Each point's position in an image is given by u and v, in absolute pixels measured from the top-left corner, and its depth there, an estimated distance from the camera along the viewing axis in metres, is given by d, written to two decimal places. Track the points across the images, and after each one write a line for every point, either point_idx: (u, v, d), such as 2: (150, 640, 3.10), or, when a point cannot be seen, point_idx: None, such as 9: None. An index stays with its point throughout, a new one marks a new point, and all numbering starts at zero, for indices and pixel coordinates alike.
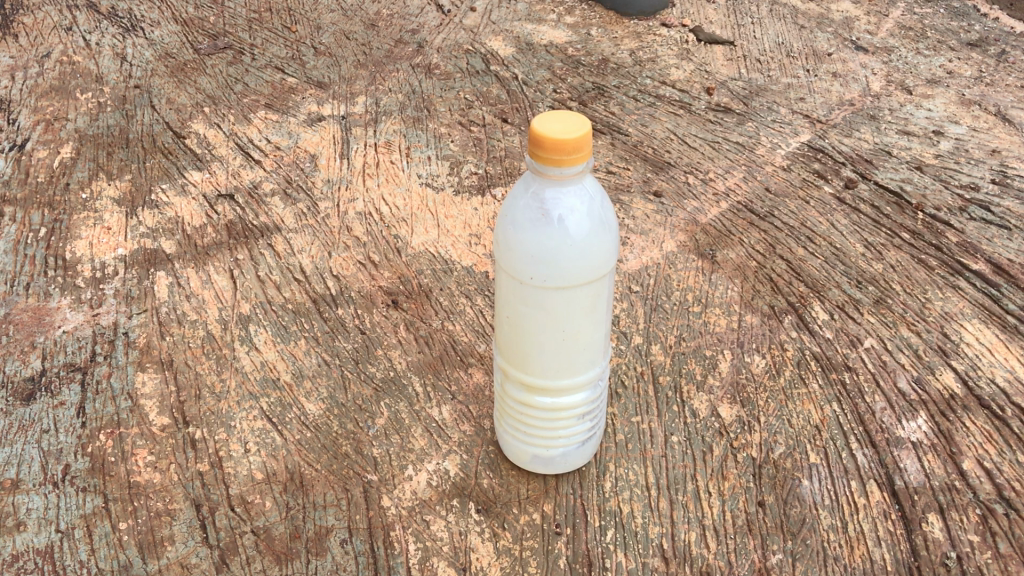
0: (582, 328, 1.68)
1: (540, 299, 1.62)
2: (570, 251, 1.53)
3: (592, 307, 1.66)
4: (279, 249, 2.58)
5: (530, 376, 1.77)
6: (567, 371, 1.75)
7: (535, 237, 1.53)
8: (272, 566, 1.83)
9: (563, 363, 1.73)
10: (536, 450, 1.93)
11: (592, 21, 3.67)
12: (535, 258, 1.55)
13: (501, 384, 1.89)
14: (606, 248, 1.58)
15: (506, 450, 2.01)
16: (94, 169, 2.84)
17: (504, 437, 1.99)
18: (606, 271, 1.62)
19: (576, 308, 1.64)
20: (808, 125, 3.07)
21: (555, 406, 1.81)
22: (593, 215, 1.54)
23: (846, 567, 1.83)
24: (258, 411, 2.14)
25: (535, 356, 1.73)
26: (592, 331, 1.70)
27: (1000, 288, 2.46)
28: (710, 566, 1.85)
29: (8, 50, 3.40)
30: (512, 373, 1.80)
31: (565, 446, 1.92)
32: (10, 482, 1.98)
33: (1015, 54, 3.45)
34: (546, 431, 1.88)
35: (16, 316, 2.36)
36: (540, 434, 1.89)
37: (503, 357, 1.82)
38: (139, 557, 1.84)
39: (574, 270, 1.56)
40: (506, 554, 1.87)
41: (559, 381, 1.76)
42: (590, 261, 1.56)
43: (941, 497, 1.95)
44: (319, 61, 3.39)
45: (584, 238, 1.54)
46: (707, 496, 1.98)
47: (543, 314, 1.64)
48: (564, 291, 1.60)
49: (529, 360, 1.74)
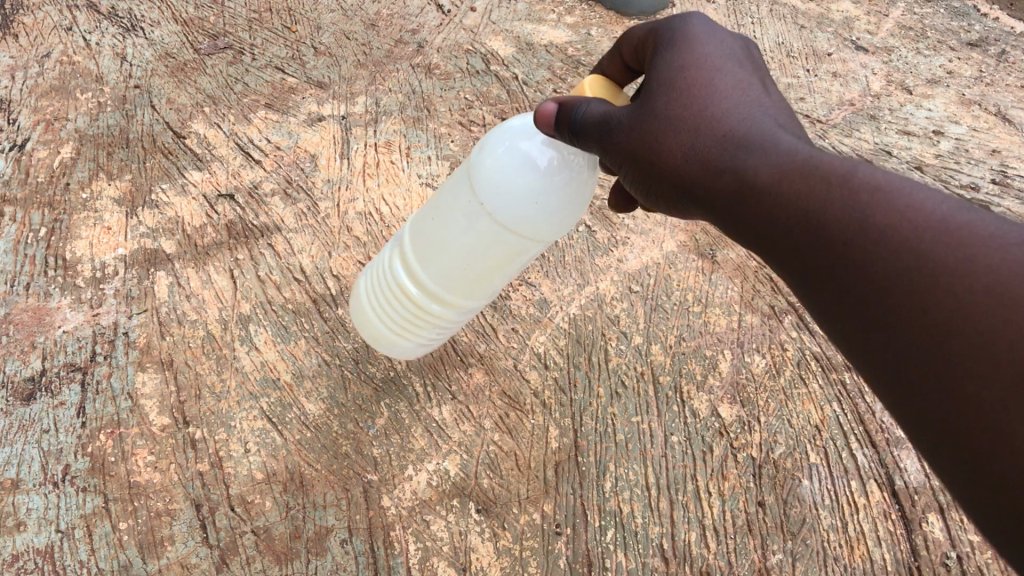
0: (486, 266, 1.80)
1: (474, 214, 1.74)
2: (529, 201, 1.65)
3: (509, 257, 1.79)
4: (280, 249, 2.57)
5: (420, 265, 1.86)
6: (449, 286, 1.85)
7: (511, 161, 1.65)
8: (272, 566, 1.86)
9: (447, 278, 1.83)
10: (381, 318, 2.01)
11: (592, 21, 3.66)
12: (494, 175, 1.66)
13: (393, 257, 1.98)
14: (557, 222, 1.71)
15: (362, 292, 2.08)
16: (94, 169, 2.84)
17: (365, 289, 2.07)
18: (541, 240, 1.76)
19: (496, 248, 1.77)
20: (808, 125, 3.06)
21: (418, 303, 1.90)
22: (566, 183, 1.66)
23: (846, 567, 1.88)
24: (258, 411, 2.14)
25: (433, 255, 1.82)
26: (492, 272, 1.82)
27: None
28: (710, 565, 1.90)
29: (8, 49, 3.39)
30: (408, 252, 1.89)
31: (397, 343, 2.02)
32: (10, 482, 1.98)
33: (1015, 55, 3.46)
34: (401, 322, 1.97)
35: (16, 316, 2.35)
36: (399, 325, 1.98)
37: (416, 238, 1.88)
38: (139, 557, 1.86)
39: (510, 212, 1.67)
40: (506, 554, 1.90)
41: (436, 289, 1.86)
42: (538, 222, 1.69)
43: (941, 496, 2.00)
44: (319, 61, 3.38)
45: (546, 200, 1.66)
46: (707, 496, 2.01)
47: (471, 231, 1.76)
48: (489, 223, 1.72)
49: (430, 255, 1.83)
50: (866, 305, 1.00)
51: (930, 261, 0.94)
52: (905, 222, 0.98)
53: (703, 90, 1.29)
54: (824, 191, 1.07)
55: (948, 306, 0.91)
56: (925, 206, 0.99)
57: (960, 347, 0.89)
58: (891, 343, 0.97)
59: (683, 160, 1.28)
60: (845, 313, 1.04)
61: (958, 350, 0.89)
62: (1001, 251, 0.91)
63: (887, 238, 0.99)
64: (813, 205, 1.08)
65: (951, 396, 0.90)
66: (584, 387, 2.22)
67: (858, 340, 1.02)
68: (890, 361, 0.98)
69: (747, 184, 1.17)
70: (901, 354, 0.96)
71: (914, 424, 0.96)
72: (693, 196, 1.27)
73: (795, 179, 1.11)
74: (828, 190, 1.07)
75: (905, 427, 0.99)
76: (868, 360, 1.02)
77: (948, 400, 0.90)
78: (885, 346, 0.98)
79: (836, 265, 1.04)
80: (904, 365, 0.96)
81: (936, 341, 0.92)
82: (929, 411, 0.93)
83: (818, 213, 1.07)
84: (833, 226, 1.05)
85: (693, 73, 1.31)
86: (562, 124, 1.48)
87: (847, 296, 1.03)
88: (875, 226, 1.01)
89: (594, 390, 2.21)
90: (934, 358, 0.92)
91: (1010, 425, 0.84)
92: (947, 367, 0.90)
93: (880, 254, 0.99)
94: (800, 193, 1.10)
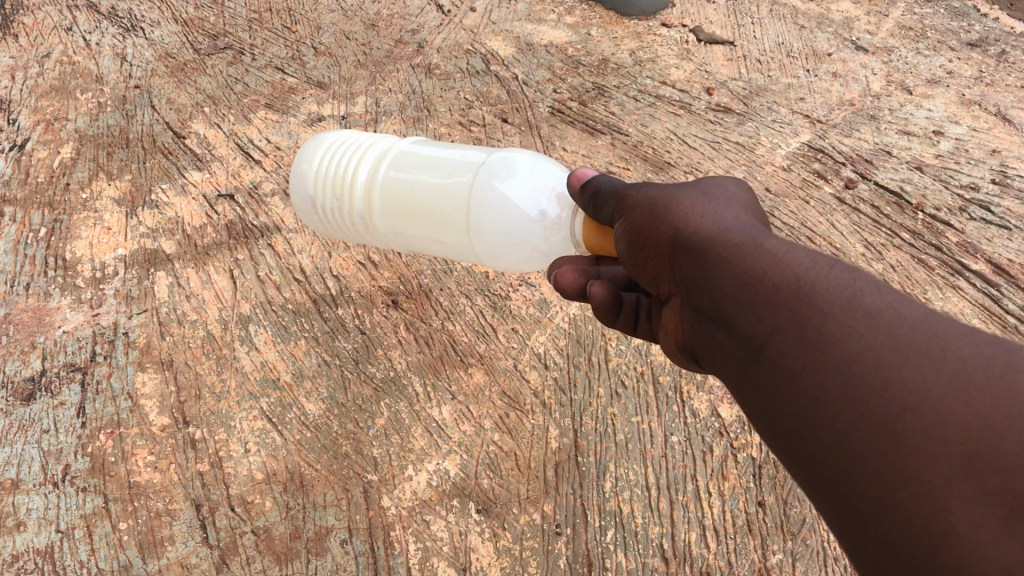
0: (428, 219, 1.77)
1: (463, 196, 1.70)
2: (500, 213, 1.62)
3: (449, 234, 1.75)
4: (279, 249, 2.56)
5: (395, 160, 1.82)
6: (388, 195, 1.79)
7: (526, 195, 1.60)
8: (272, 566, 1.88)
9: (394, 190, 1.78)
10: (316, 180, 1.85)
11: (592, 21, 3.66)
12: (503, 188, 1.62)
13: (386, 137, 1.92)
14: (506, 251, 1.67)
15: (342, 133, 1.93)
16: (94, 169, 2.84)
17: (329, 140, 1.90)
18: (479, 250, 1.72)
19: (447, 216, 1.74)
20: (808, 126, 3.06)
21: (350, 180, 1.81)
22: (534, 231, 1.60)
23: (845, 567, 1.90)
24: (258, 411, 2.14)
25: (413, 167, 1.80)
26: (428, 228, 1.79)
27: (1000, 288, 2.51)
28: (710, 566, 1.92)
29: (9, 49, 3.40)
30: (400, 147, 1.86)
31: (308, 211, 1.91)
32: (10, 482, 2.00)
33: (1015, 54, 3.45)
34: (331, 208, 1.86)
35: (17, 316, 2.36)
36: (323, 193, 1.85)
37: (411, 156, 1.83)
38: (139, 557, 1.88)
39: (488, 226, 1.64)
40: (506, 554, 1.91)
41: (377, 191, 1.79)
42: (491, 235, 1.66)
43: None
44: (319, 61, 3.38)
45: (511, 224, 1.61)
46: (707, 496, 2.02)
47: (449, 188, 1.74)
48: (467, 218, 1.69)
49: (406, 191, 1.77)
50: (843, 381, 0.86)
51: (925, 350, 0.84)
52: (900, 312, 0.88)
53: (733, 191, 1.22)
54: (823, 271, 0.96)
55: (933, 395, 0.80)
56: (920, 306, 0.90)
57: (937, 437, 0.78)
58: (859, 425, 0.84)
59: (702, 216, 1.15)
60: (810, 387, 0.89)
61: (934, 442, 0.78)
62: (992, 351, 0.82)
63: (884, 321, 0.88)
64: (812, 276, 0.96)
65: (913, 484, 0.78)
66: (584, 387, 2.22)
67: (816, 418, 0.88)
68: (845, 444, 0.84)
69: (756, 247, 1.04)
70: (865, 442, 0.83)
71: (852, 510, 0.84)
72: (681, 252, 1.13)
73: (799, 253, 1.00)
74: (829, 272, 0.96)
75: (835, 514, 0.87)
76: (814, 437, 0.88)
77: (908, 490, 0.78)
78: (849, 425, 0.85)
79: (817, 338, 0.90)
80: (862, 448, 0.83)
81: (909, 428, 0.80)
82: (878, 498, 0.81)
83: (813, 286, 0.95)
84: (825, 299, 0.92)
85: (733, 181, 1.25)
86: (588, 187, 1.39)
87: (817, 368, 0.89)
88: (872, 308, 0.89)
89: (594, 390, 2.21)
90: (906, 446, 0.79)
91: (970, 522, 0.75)
92: (920, 456, 0.78)
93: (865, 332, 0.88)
94: (803, 267, 0.97)
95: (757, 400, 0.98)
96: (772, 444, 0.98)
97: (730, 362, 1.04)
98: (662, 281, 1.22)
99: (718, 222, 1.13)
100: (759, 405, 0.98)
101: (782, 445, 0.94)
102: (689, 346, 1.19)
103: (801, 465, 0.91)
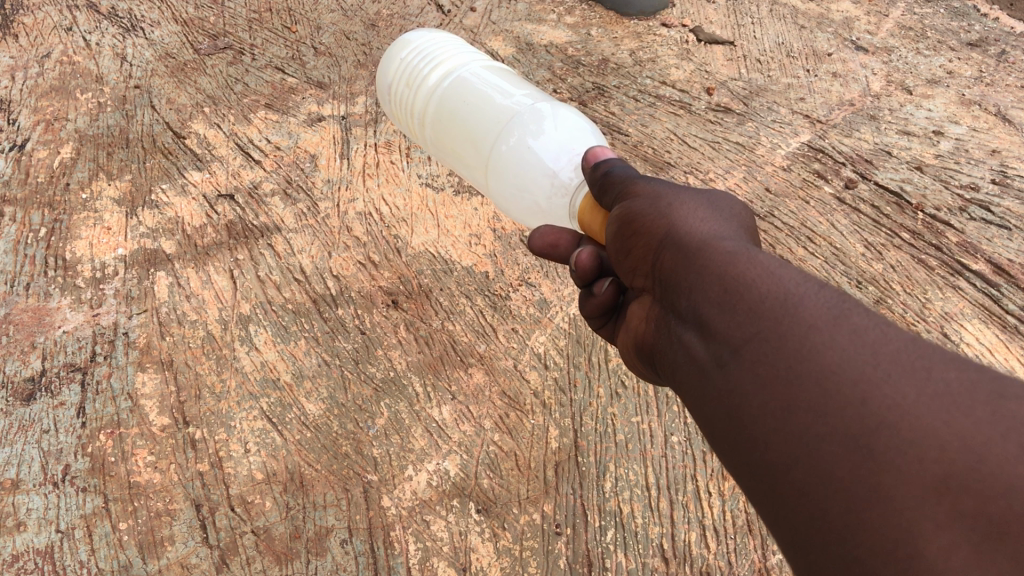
0: (462, 146, 1.84)
1: (498, 126, 1.73)
2: (517, 162, 1.63)
3: (474, 165, 1.82)
4: (279, 249, 2.55)
5: (454, 80, 1.88)
6: (437, 113, 1.89)
7: (549, 146, 1.59)
8: (272, 566, 1.88)
9: (442, 110, 1.88)
10: (396, 68, 2.03)
11: (592, 21, 3.65)
12: (531, 131, 1.64)
13: (468, 51, 1.99)
14: (510, 196, 1.68)
15: (447, 36, 2.06)
16: (94, 169, 2.83)
17: (419, 43, 2.04)
18: (492, 191, 1.76)
19: (477, 151, 1.79)
20: (808, 126, 3.07)
21: (417, 85, 1.95)
22: (538, 186, 1.58)
23: None
24: (258, 411, 2.14)
25: (465, 91, 1.85)
26: (460, 154, 1.86)
27: (1000, 288, 2.51)
28: (710, 565, 1.92)
29: (8, 50, 3.39)
30: (469, 67, 1.92)
31: (386, 107, 2.12)
32: (10, 482, 2.00)
33: (1015, 54, 3.45)
34: (399, 95, 2.02)
35: (16, 316, 2.36)
36: (396, 94, 2.03)
37: (475, 80, 1.88)
38: (139, 557, 1.88)
39: (502, 159, 1.67)
40: (505, 554, 1.92)
41: (429, 105, 1.91)
42: (504, 176, 1.68)
43: None
44: (319, 61, 3.38)
45: (522, 174, 1.62)
46: (707, 496, 2.03)
47: (485, 123, 1.77)
48: (491, 150, 1.72)
49: (454, 108, 1.85)
50: (818, 392, 0.79)
51: (911, 367, 0.76)
52: (887, 333, 0.81)
53: (730, 213, 1.14)
54: (813, 289, 0.89)
55: (912, 413, 0.73)
56: (909, 331, 0.83)
57: (912, 457, 0.71)
58: (832, 439, 0.76)
59: (700, 220, 1.10)
60: (784, 398, 0.81)
61: (908, 463, 0.71)
62: (979, 378, 0.74)
63: (871, 338, 0.81)
64: (801, 290, 0.89)
65: (882, 504, 0.71)
66: (584, 387, 2.22)
67: (785, 431, 0.80)
68: (815, 459, 0.76)
69: (747, 256, 0.97)
70: (836, 453, 0.75)
71: (809, 530, 0.76)
72: (668, 249, 1.07)
73: (790, 269, 0.93)
74: (820, 289, 0.89)
75: (791, 536, 0.79)
76: (779, 448, 0.80)
77: (874, 509, 0.71)
78: (820, 437, 0.77)
79: (797, 347, 0.83)
80: (832, 461, 0.75)
81: (885, 444, 0.72)
82: (843, 518, 0.73)
83: (801, 299, 0.88)
84: (810, 312, 0.86)
85: (732, 203, 1.18)
86: (597, 169, 1.35)
87: (793, 378, 0.82)
88: (860, 327, 0.83)
89: (594, 390, 2.21)
90: (880, 464, 0.72)
91: (942, 546, 0.67)
92: (894, 475, 0.71)
93: (847, 347, 0.80)
94: (794, 282, 0.91)
95: (717, 406, 0.90)
96: (726, 458, 0.89)
97: (691, 368, 0.96)
98: (639, 274, 1.15)
99: (713, 229, 1.08)
100: (718, 413, 0.89)
101: (740, 458, 0.86)
102: (648, 348, 1.12)
103: (761, 480, 0.83)
